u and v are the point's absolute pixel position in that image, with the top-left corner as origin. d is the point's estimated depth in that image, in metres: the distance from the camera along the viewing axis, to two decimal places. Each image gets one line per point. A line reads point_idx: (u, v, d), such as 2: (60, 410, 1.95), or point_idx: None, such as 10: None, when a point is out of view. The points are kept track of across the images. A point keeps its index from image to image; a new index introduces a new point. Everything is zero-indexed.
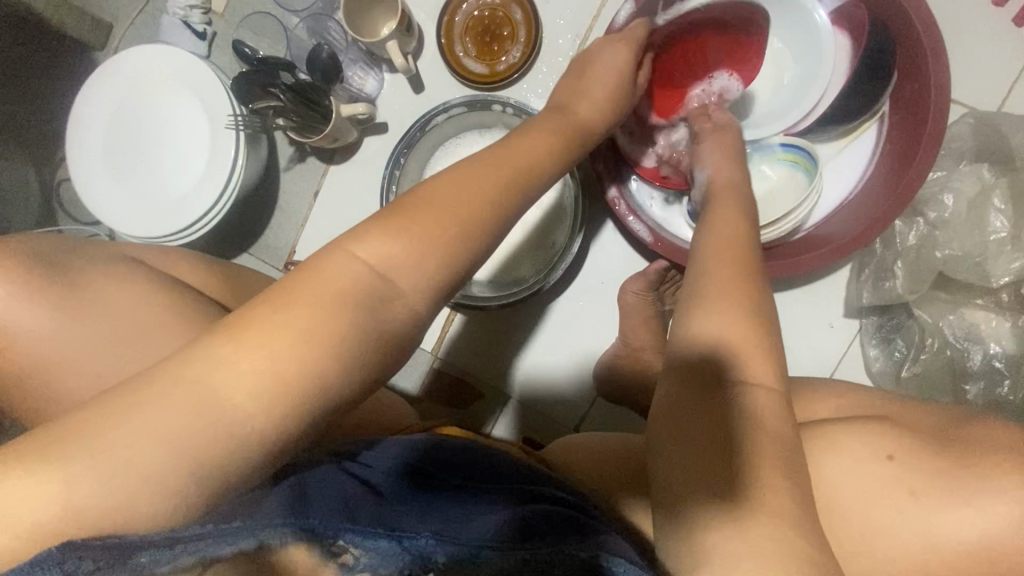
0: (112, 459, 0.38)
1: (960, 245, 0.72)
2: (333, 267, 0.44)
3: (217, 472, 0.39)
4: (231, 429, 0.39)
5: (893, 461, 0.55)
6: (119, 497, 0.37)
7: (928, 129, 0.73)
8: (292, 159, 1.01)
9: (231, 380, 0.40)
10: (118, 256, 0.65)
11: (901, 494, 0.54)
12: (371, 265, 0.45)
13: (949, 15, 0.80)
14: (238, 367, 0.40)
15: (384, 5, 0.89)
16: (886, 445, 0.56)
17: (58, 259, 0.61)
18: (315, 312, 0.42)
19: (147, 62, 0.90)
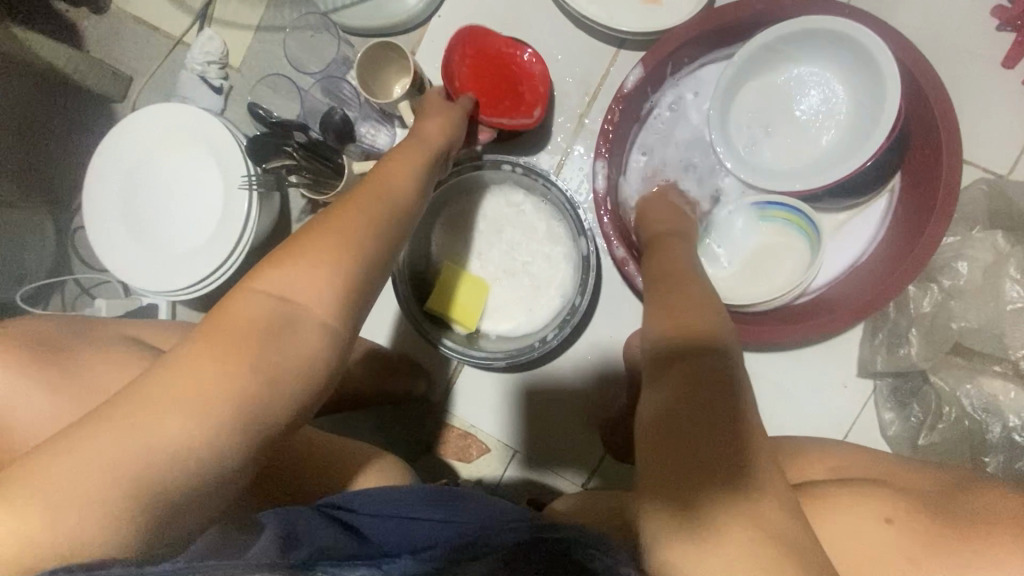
0: (61, 489, 0.39)
1: (975, 315, 0.71)
2: (239, 303, 0.48)
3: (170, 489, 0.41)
4: (169, 449, 0.41)
5: (890, 523, 0.53)
6: (74, 529, 0.38)
7: (940, 197, 0.72)
8: (304, 211, 1.02)
9: (165, 406, 0.42)
10: (118, 333, 0.68)
11: (903, 566, 0.52)
12: (274, 294, 0.49)
13: (959, 78, 0.80)
14: (170, 391, 0.43)
15: (396, 65, 0.90)
16: (883, 508, 0.55)
17: (60, 347, 0.63)
18: (256, 348, 0.46)
19: (164, 120, 0.92)
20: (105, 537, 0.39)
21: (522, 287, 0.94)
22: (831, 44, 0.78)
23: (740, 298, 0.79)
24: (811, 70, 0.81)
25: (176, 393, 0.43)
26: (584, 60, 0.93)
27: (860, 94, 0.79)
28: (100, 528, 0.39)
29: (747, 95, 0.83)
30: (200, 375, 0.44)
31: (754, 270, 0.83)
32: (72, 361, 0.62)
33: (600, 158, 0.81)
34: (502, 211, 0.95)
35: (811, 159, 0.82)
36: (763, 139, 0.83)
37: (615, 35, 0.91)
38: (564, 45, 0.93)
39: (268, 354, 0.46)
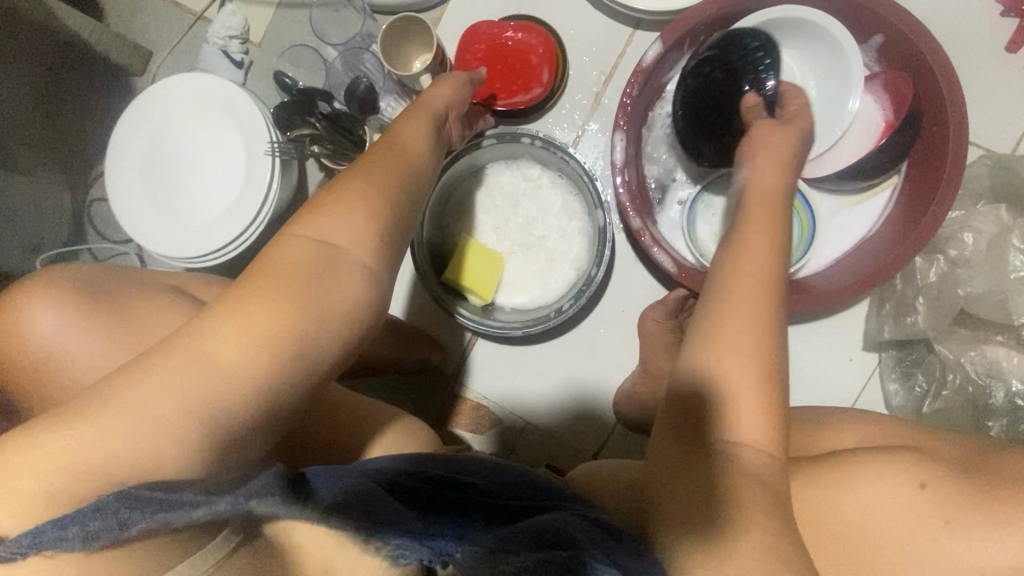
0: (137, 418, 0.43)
1: (981, 282, 0.74)
2: (284, 249, 0.51)
3: (226, 425, 0.45)
4: (231, 377, 0.45)
5: (925, 490, 0.56)
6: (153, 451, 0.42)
7: (946, 173, 0.75)
8: (321, 185, 1.04)
9: (222, 341, 0.45)
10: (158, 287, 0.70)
11: (936, 524, 0.54)
12: (314, 239, 0.52)
13: (965, 60, 0.84)
14: (225, 329, 0.46)
15: (419, 39, 0.92)
16: (918, 474, 0.56)
17: (100, 299, 0.66)
18: (304, 288, 0.49)
19: (188, 89, 0.93)
20: (172, 462, 0.43)
21: (536, 262, 0.96)
22: (812, 32, 0.82)
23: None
24: (793, 53, 0.85)
25: (229, 328, 0.46)
26: (601, 39, 0.95)
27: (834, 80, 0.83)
28: (169, 454, 0.43)
29: None
30: (252, 312, 0.47)
31: None
32: (113, 313, 0.65)
33: (618, 130, 0.83)
34: (520, 185, 0.97)
35: None
36: None
37: (632, 15, 0.93)
38: (581, 25, 0.96)
39: (316, 299, 0.49)
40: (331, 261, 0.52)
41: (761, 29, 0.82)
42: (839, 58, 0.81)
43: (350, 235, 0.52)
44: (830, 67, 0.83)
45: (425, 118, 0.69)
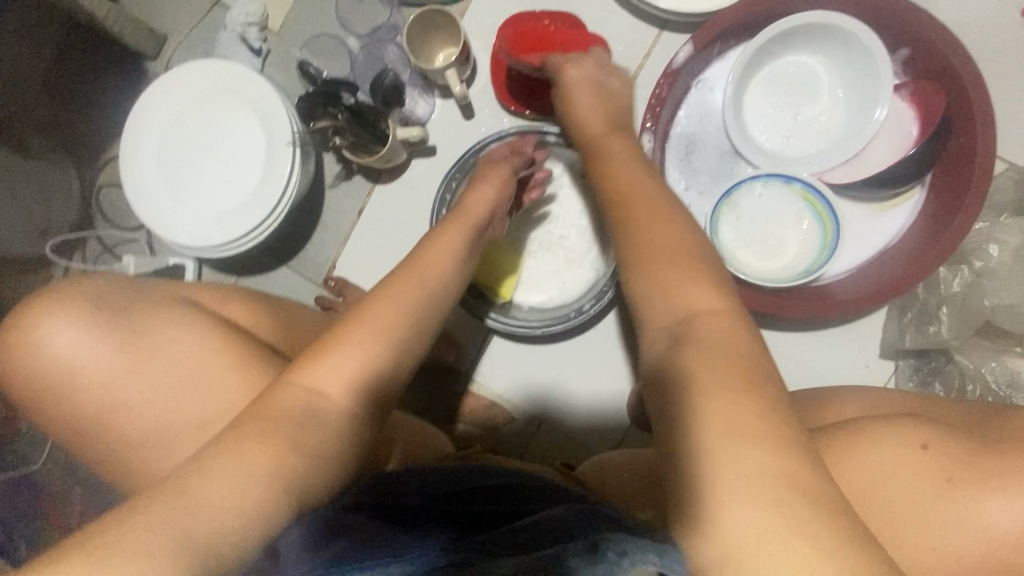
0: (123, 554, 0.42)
1: (1009, 294, 0.74)
2: (279, 396, 0.52)
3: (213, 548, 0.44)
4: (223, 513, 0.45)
5: (927, 450, 0.56)
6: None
7: (973, 182, 0.75)
8: (338, 177, 1.03)
9: (207, 483, 0.46)
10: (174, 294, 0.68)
11: (938, 485, 0.54)
12: (307, 387, 0.53)
13: (993, 70, 0.84)
14: (214, 471, 0.47)
15: (444, 31, 0.91)
16: (919, 436, 0.57)
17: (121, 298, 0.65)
18: (289, 432, 0.50)
19: (208, 76, 0.92)
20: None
21: (555, 261, 0.96)
22: (839, 38, 0.82)
23: (771, 277, 0.82)
24: (819, 60, 0.85)
25: (218, 465, 0.47)
26: (626, 39, 0.95)
27: (861, 87, 0.83)
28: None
29: (759, 81, 0.86)
30: (240, 451, 0.48)
31: (774, 248, 0.84)
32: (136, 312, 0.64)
33: (646, 131, 0.83)
34: (542, 184, 0.96)
35: (817, 145, 0.86)
36: (773, 124, 0.86)
37: (658, 16, 0.93)
38: (607, 24, 0.95)
39: (300, 433, 0.51)
40: (326, 393, 0.54)
41: (787, 35, 0.82)
42: (868, 67, 0.82)
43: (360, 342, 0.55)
44: (857, 75, 0.83)
45: (461, 231, 0.69)
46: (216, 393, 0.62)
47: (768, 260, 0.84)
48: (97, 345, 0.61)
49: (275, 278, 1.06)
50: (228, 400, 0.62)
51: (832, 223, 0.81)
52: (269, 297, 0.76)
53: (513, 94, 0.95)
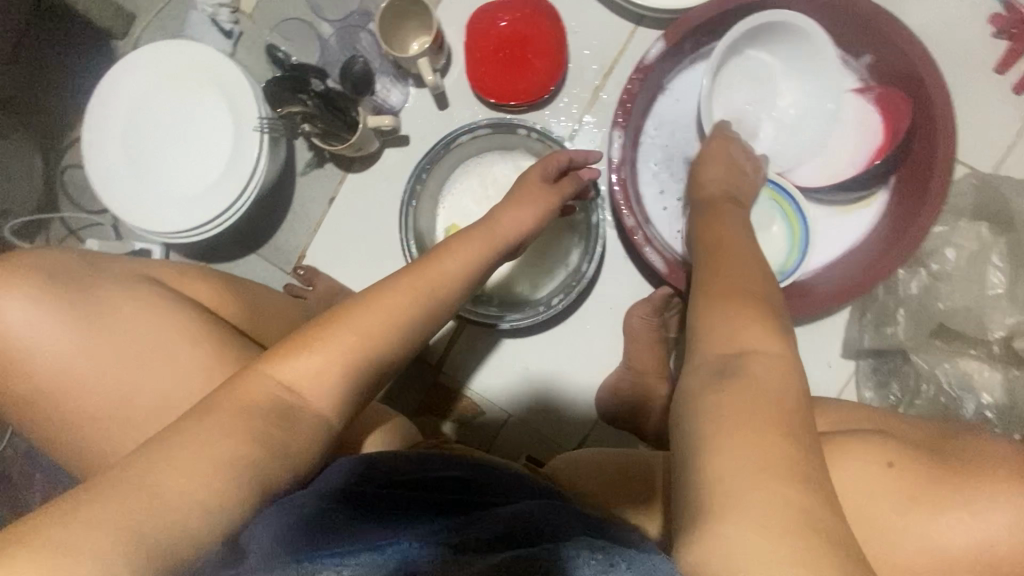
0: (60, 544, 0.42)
1: (960, 298, 0.76)
2: (250, 383, 0.53)
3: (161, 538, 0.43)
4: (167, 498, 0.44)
5: (892, 465, 0.54)
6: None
7: (932, 186, 0.76)
8: (310, 164, 1.02)
9: (165, 472, 0.45)
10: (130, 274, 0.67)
11: (881, 481, 0.53)
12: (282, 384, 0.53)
13: (955, 78, 0.87)
14: (170, 459, 0.46)
15: (416, 20, 0.90)
16: (886, 453, 0.55)
17: (73, 277, 0.63)
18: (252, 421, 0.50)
19: (177, 57, 0.90)
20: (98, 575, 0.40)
21: (527, 255, 0.96)
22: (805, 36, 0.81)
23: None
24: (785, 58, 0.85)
25: (171, 453, 0.46)
26: (602, 33, 0.94)
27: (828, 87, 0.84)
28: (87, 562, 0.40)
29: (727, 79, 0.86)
30: (196, 440, 0.48)
31: None
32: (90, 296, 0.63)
33: (616, 127, 0.83)
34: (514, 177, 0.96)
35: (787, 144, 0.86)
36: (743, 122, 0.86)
37: (634, 11, 0.93)
38: (583, 18, 0.95)
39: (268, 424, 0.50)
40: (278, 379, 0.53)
41: (755, 33, 0.81)
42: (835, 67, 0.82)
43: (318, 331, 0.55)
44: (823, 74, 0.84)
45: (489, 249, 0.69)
46: (170, 380, 0.61)
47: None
48: (46, 328, 0.60)
49: (243, 265, 1.04)
50: (182, 387, 0.61)
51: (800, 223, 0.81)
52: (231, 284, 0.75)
53: (484, 83, 0.94)
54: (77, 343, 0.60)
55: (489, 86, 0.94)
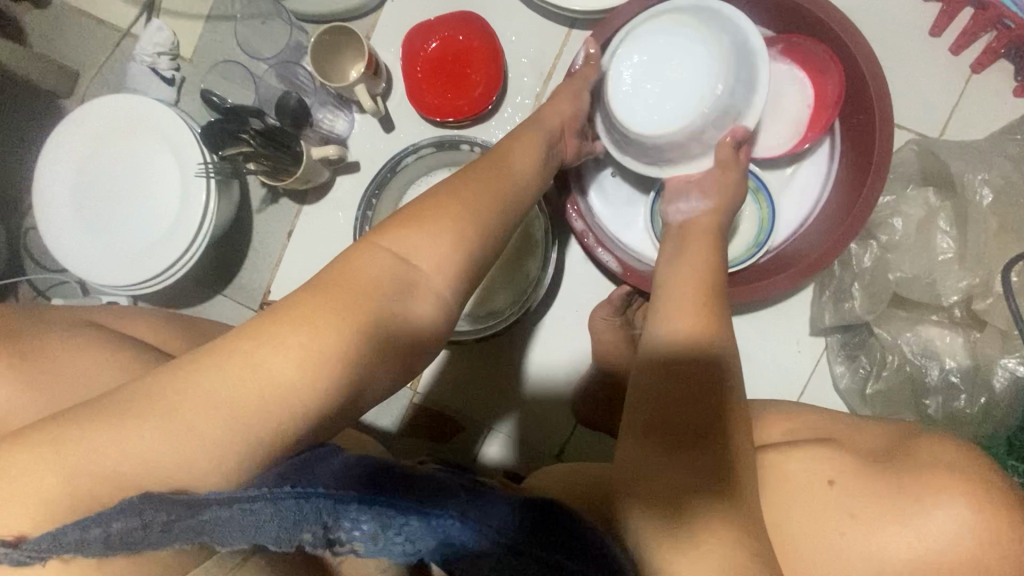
0: (166, 439, 0.39)
1: (910, 267, 0.75)
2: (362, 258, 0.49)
3: (253, 439, 0.41)
4: (296, 391, 0.42)
5: (833, 484, 0.56)
6: (180, 474, 0.39)
7: (875, 155, 0.76)
8: (265, 201, 1.03)
9: (234, 378, 0.41)
10: (80, 320, 0.67)
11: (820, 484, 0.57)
12: (397, 253, 0.50)
13: (888, 47, 0.88)
14: (239, 360, 0.42)
15: (351, 50, 0.91)
16: (827, 470, 0.57)
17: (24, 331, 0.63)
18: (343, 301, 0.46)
19: (118, 110, 0.90)
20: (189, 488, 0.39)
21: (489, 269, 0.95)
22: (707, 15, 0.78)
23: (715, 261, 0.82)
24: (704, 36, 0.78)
25: (250, 347, 0.43)
26: (537, 41, 0.95)
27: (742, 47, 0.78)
28: None
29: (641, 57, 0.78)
30: (282, 323, 0.44)
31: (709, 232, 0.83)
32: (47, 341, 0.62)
33: None
34: None
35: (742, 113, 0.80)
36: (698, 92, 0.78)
37: (566, 16, 0.93)
38: (519, 28, 0.95)
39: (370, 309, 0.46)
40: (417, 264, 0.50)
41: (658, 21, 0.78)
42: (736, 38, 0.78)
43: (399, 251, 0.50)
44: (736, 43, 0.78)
45: None
46: None
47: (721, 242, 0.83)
48: None
49: (209, 307, 1.04)
50: None
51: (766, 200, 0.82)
52: (184, 323, 0.75)
53: (426, 100, 0.94)
54: (20, 415, 0.59)
55: (430, 102, 0.94)
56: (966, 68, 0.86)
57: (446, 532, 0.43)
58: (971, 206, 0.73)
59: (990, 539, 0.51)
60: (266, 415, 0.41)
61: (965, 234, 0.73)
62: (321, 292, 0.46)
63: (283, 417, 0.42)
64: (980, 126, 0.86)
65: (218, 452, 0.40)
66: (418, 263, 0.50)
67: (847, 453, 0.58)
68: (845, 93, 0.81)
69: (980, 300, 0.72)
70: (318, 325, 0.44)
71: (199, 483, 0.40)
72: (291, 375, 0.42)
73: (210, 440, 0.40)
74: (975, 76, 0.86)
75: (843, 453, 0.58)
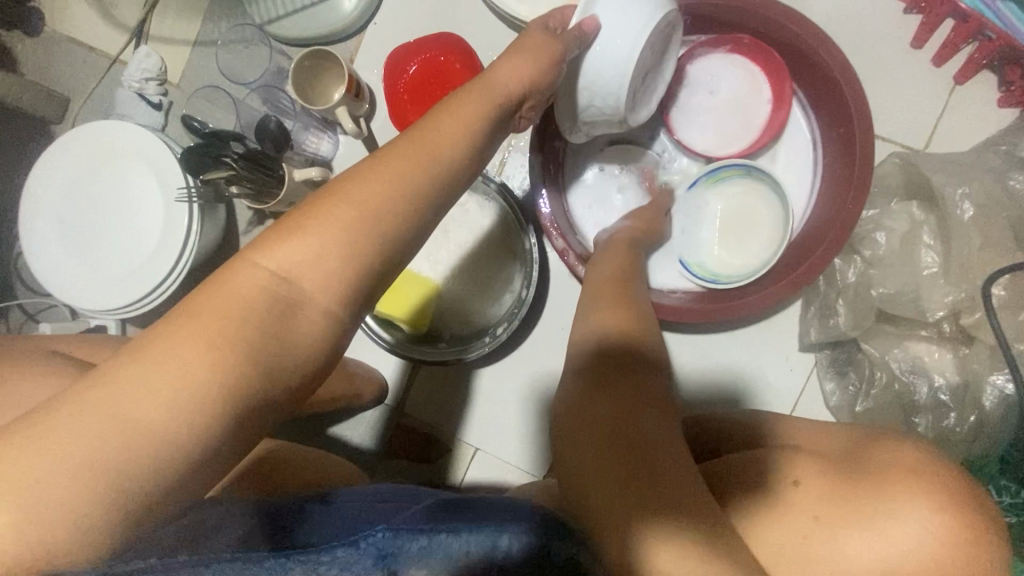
0: (48, 506, 0.36)
1: (893, 282, 0.73)
2: (268, 269, 0.44)
3: (162, 490, 0.39)
4: (188, 436, 0.39)
5: (797, 486, 0.59)
6: (75, 540, 0.37)
7: (857, 169, 0.75)
8: (252, 223, 1.02)
9: (121, 433, 0.38)
10: (52, 345, 0.66)
11: (787, 486, 0.59)
12: (275, 272, 0.44)
13: (870, 60, 0.87)
14: (122, 412, 0.38)
15: (332, 73, 0.91)
16: (791, 472, 0.60)
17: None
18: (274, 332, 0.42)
19: (100, 136, 0.91)
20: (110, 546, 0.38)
21: (472, 286, 0.93)
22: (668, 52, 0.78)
23: (738, 275, 0.81)
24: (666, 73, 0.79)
25: (131, 393, 0.39)
26: None
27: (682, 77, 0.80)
28: None
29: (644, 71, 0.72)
30: (176, 354, 0.40)
31: (734, 240, 0.83)
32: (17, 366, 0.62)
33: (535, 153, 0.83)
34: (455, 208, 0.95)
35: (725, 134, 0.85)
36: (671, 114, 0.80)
37: None
38: (501, 47, 0.96)
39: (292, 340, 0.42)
40: (334, 283, 0.45)
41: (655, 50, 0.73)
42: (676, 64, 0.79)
43: (343, 275, 0.45)
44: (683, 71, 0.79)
45: None
46: None
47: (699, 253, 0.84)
48: None
49: None
50: None
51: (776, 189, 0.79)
52: None
53: (408, 120, 0.94)
54: None
55: (412, 121, 0.94)
56: (949, 80, 0.86)
57: (380, 548, 0.42)
58: (953, 219, 0.72)
59: (946, 540, 0.54)
60: (180, 464, 0.39)
61: (950, 248, 0.72)
62: (180, 324, 0.41)
63: (184, 464, 0.39)
64: (966, 137, 0.85)
65: (121, 505, 0.38)
66: (347, 271, 0.44)
67: (816, 463, 0.60)
68: (825, 100, 0.80)
69: (967, 315, 0.71)
70: (222, 356, 0.41)
71: (109, 543, 0.38)
72: (183, 421, 0.39)
73: (112, 497, 0.38)
74: (959, 88, 0.86)
75: (809, 459, 0.61)
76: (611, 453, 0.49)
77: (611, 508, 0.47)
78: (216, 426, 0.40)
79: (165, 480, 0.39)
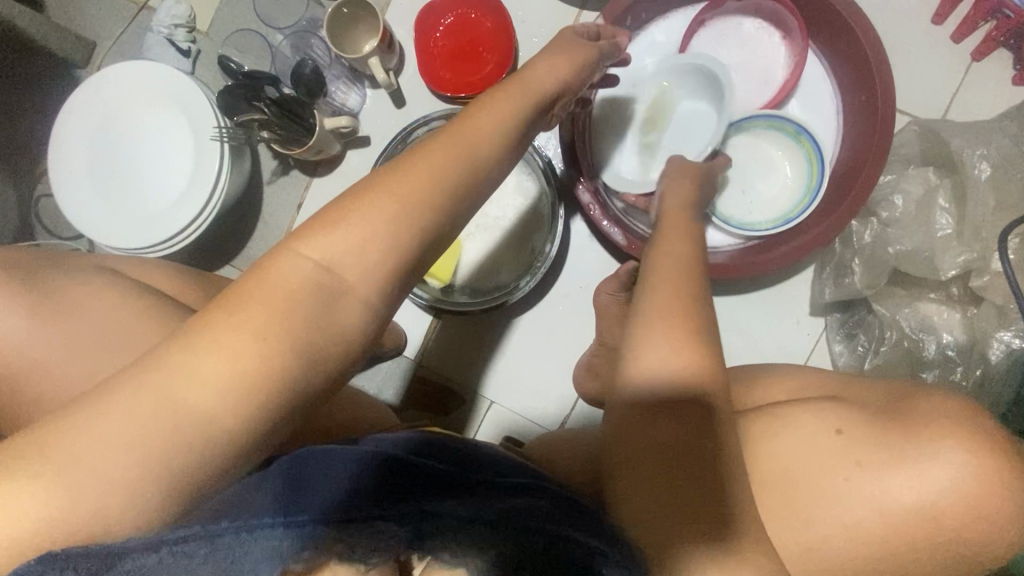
0: (144, 393, 0.39)
1: (909, 241, 0.76)
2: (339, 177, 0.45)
3: (231, 387, 0.40)
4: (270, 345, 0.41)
5: (841, 435, 0.58)
6: (156, 424, 0.39)
7: (878, 130, 0.78)
8: (276, 173, 1.03)
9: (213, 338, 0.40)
10: (92, 265, 0.67)
11: (828, 434, 0.59)
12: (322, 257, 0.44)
13: (891, 32, 0.90)
14: (215, 321, 0.41)
15: (366, 23, 0.92)
16: (834, 421, 0.59)
17: (38, 274, 0.62)
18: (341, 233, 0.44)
19: (135, 76, 0.92)
20: (182, 433, 0.39)
21: (498, 241, 0.96)
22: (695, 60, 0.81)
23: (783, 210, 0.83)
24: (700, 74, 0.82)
25: (222, 304, 0.42)
26: (548, 19, 0.97)
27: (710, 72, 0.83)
28: None
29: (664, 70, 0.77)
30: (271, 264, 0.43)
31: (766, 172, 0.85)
32: (61, 283, 0.62)
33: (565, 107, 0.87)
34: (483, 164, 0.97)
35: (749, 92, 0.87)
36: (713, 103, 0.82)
37: None
38: (530, 7, 0.97)
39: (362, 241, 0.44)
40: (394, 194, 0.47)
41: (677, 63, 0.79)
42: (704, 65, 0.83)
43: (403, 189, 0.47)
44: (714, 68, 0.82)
45: None
46: None
47: (750, 210, 0.85)
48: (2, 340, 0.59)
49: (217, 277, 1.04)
50: None
51: (810, 141, 0.82)
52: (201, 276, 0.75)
53: (438, 74, 0.95)
54: (31, 356, 0.59)
55: (443, 75, 0.95)
56: (967, 56, 0.89)
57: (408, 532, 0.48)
58: (969, 181, 0.75)
59: (980, 481, 0.54)
60: (255, 358, 0.40)
61: (964, 211, 0.75)
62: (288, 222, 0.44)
63: (264, 375, 0.40)
64: (981, 112, 0.88)
65: (200, 396, 0.39)
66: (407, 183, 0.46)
67: (841, 406, 0.61)
68: (847, 63, 0.83)
69: (977, 276, 0.74)
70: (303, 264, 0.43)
71: (185, 431, 0.39)
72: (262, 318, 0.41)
73: (196, 386, 0.39)
74: (976, 64, 0.88)
75: (842, 408, 0.61)
76: (681, 506, 0.48)
77: (645, 520, 0.48)
78: (291, 328, 0.42)
79: (240, 376, 0.40)
